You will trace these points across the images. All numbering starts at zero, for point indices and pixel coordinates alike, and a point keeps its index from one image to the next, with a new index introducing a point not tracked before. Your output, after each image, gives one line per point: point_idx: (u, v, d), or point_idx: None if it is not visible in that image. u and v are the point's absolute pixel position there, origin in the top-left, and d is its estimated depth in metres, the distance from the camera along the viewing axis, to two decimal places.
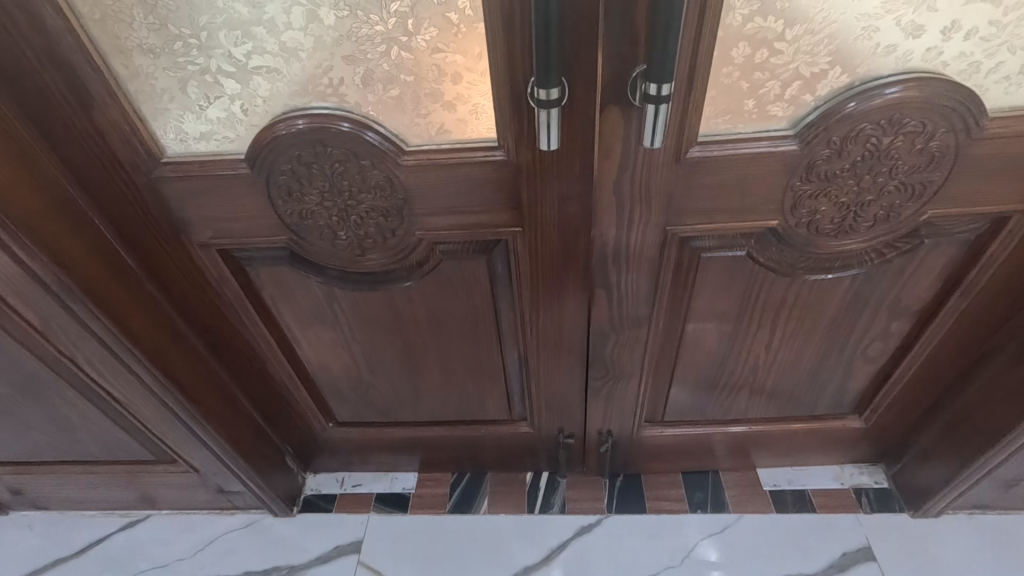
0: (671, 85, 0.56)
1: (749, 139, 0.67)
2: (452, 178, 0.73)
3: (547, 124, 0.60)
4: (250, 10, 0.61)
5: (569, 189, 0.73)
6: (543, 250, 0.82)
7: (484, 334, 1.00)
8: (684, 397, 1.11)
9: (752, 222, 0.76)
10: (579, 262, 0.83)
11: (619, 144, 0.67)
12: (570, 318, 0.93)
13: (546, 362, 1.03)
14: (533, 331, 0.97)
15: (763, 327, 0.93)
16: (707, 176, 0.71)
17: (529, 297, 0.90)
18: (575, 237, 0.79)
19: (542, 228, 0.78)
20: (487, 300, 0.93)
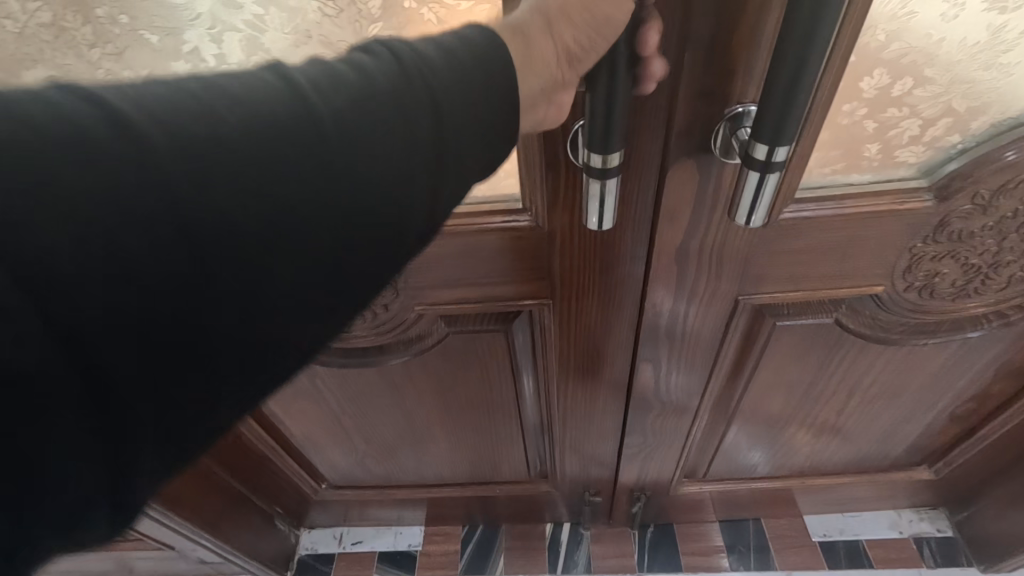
0: (788, 147, 0.38)
1: (863, 193, 0.50)
2: (460, 249, 0.56)
3: (601, 196, 0.44)
4: (164, 40, 0.41)
5: (615, 257, 0.56)
6: (575, 322, 0.65)
7: (500, 402, 0.84)
8: (730, 456, 0.96)
9: (849, 288, 0.59)
10: (619, 333, 0.67)
11: (690, 203, 0.50)
12: (606, 387, 0.77)
13: (574, 427, 0.88)
14: (559, 400, 0.81)
15: (838, 392, 0.77)
16: (800, 240, 0.53)
17: (557, 367, 0.74)
18: (618, 308, 0.63)
19: (577, 299, 0.62)
20: (505, 370, 0.76)
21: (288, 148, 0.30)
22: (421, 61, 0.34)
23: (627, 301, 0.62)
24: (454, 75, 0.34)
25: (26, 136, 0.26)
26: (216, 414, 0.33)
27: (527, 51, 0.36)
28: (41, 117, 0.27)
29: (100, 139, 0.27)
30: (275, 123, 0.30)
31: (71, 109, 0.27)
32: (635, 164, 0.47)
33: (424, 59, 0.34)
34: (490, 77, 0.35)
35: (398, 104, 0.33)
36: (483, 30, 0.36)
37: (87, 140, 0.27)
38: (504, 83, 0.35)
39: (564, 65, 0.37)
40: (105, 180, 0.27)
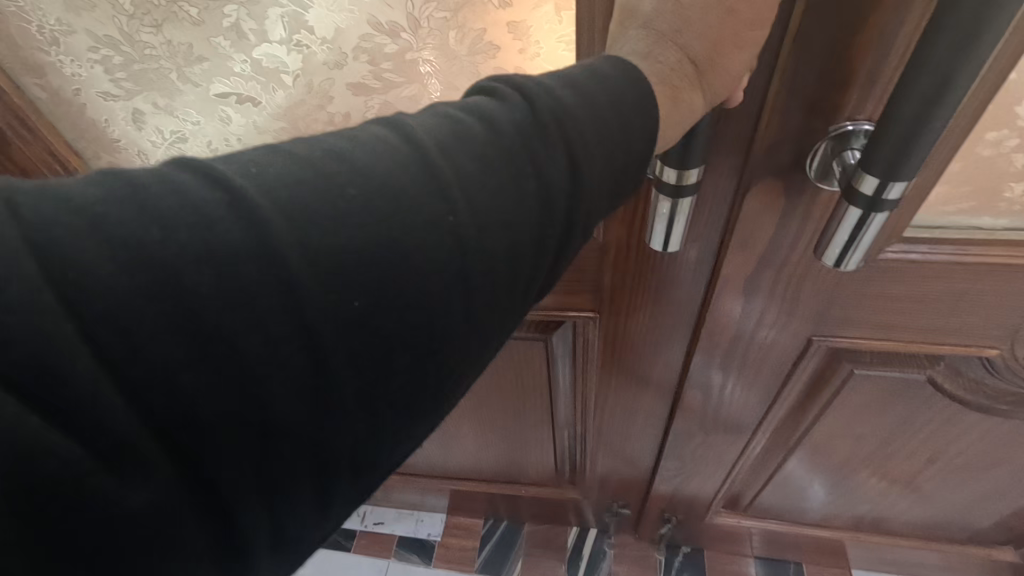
0: (905, 185, 0.30)
1: (987, 239, 0.41)
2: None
3: (671, 216, 0.41)
4: (204, 14, 0.47)
5: (672, 275, 0.50)
6: (622, 338, 0.60)
7: (534, 407, 0.80)
8: (775, 495, 0.89)
9: (952, 346, 0.49)
10: (672, 353, 0.61)
11: (769, 231, 0.43)
12: (647, 409, 0.72)
13: (608, 442, 0.84)
14: (598, 409, 0.76)
15: (915, 454, 0.68)
16: (899, 286, 0.45)
17: (597, 380, 0.69)
18: (672, 328, 0.57)
19: (627, 315, 0.57)
20: (541, 378, 0.73)
21: (419, 222, 0.28)
22: (555, 112, 0.30)
23: (683, 321, 0.56)
24: (591, 124, 0.31)
25: (135, 225, 0.23)
26: (329, 503, 0.31)
27: (666, 91, 0.33)
28: (148, 197, 0.24)
29: (217, 223, 0.24)
30: (405, 191, 0.28)
31: (178, 186, 0.25)
32: (706, 180, 0.41)
33: (561, 108, 0.31)
34: (628, 127, 0.32)
35: (529, 163, 0.30)
36: (616, 71, 0.33)
37: (203, 226, 0.24)
38: (637, 137, 0.32)
39: (694, 80, 0.33)
40: (228, 271, 0.24)
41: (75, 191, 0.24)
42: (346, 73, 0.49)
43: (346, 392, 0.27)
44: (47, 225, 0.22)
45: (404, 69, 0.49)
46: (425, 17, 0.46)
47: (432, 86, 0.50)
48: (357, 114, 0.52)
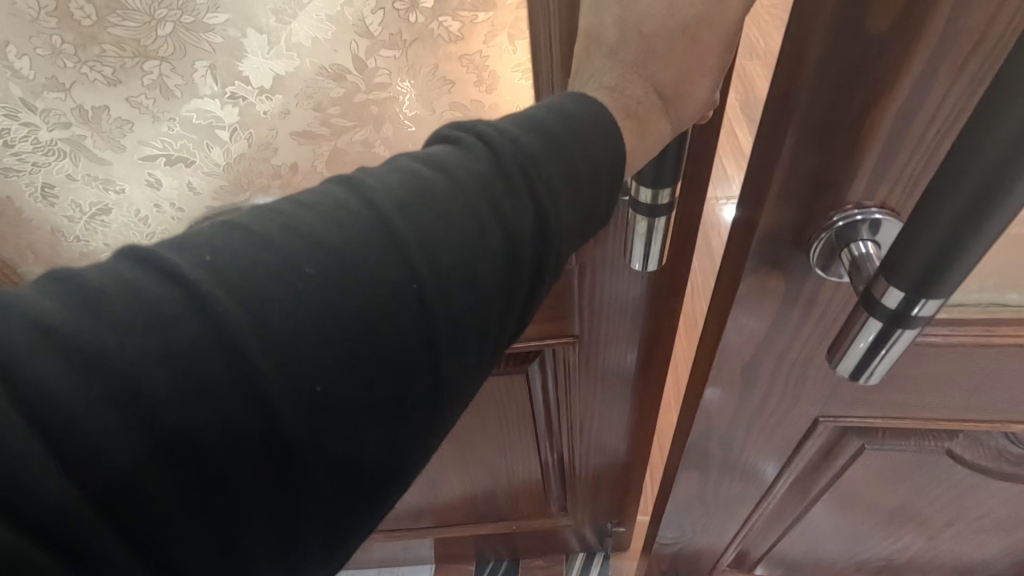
0: (939, 302, 0.25)
1: (1010, 317, 0.36)
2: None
3: (650, 234, 0.43)
4: (118, 73, 0.46)
5: (640, 279, 0.55)
6: (600, 348, 0.63)
7: (521, 439, 0.80)
8: (782, 554, 0.83)
9: (973, 423, 0.44)
10: (647, 349, 0.65)
11: (763, 325, 0.38)
12: (626, 417, 0.76)
13: (595, 463, 0.86)
14: (584, 423, 0.76)
15: (930, 515, 0.63)
16: (915, 368, 0.40)
17: (576, 402, 0.72)
18: (641, 334, 0.62)
19: (601, 324, 0.60)
20: (523, 410, 0.75)
21: (384, 292, 0.27)
22: (523, 158, 0.30)
23: (655, 327, 0.61)
24: (560, 165, 0.31)
25: (78, 318, 0.22)
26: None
27: (632, 124, 0.35)
28: (108, 296, 0.23)
29: (176, 314, 0.23)
30: (366, 258, 0.27)
31: (124, 277, 0.24)
32: None
33: (521, 159, 0.30)
34: (598, 163, 0.32)
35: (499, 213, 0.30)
36: (582, 107, 0.33)
37: (152, 318, 0.23)
38: (599, 179, 0.33)
39: (660, 108, 0.35)
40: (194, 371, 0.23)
41: (29, 293, 0.22)
42: (291, 120, 0.49)
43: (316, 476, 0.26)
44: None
45: (354, 112, 0.49)
46: (371, 56, 0.46)
47: (384, 128, 0.50)
48: (303, 163, 0.52)
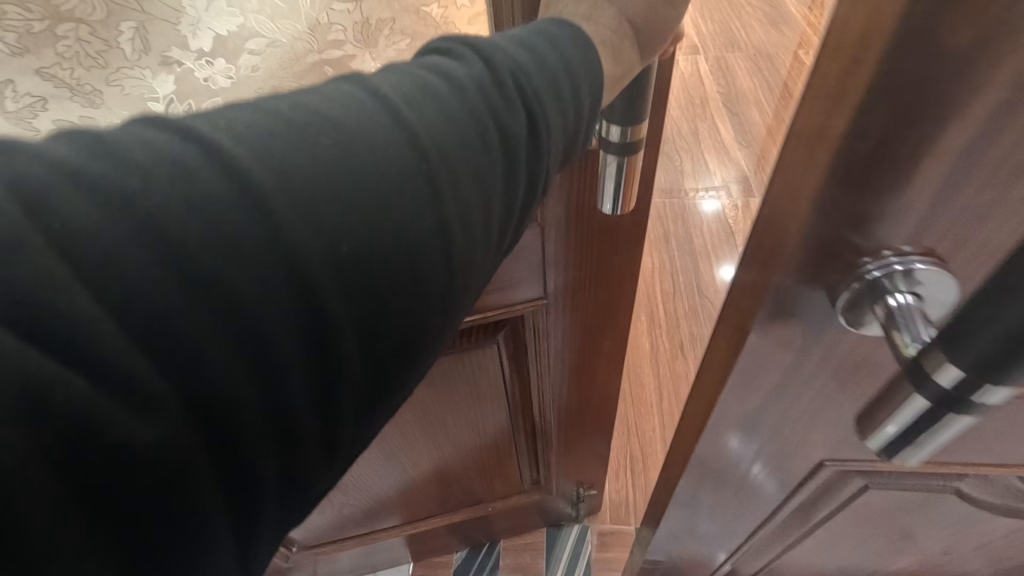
0: (1008, 390, 0.22)
1: None
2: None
3: (615, 174, 0.46)
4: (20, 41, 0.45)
5: (599, 225, 0.57)
6: (569, 301, 0.66)
7: (494, 410, 0.81)
8: None
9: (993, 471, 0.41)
10: (612, 296, 0.67)
11: (772, 372, 0.33)
12: (594, 380, 0.82)
13: (567, 430, 0.91)
14: (556, 380, 0.78)
15: (926, 544, 0.61)
16: None
17: (549, 369, 0.76)
18: (606, 292, 0.67)
19: (568, 279, 0.63)
20: (496, 385, 0.76)
21: (396, 169, 0.28)
22: (515, 64, 0.33)
23: (617, 273, 0.64)
24: (546, 72, 0.34)
25: (109, 168, 0.23)
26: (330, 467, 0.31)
27: (606, 50, 0.37)
28: (142, 157, 0.24)
29: (206, 174, 0.25)
30: (376, 140, 0.28)
31: (147, 137, 0.25)
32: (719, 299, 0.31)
33: (512, 66, 0.33)
34: (576, 72, 0.35)
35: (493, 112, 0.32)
36: (564, 29, 0.36)
37: (181, 173, 0.24)
38: (581, 91, 0.35)
39: (631, 36, 0.38)
40: (228, 232, 0.24)
41: (63, 150, 0.23)
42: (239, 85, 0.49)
43: (347, 345, 0.28)
44: (53, 187, 0.22)
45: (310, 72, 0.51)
46: (325, 14, 0.51)
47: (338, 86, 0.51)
48: None
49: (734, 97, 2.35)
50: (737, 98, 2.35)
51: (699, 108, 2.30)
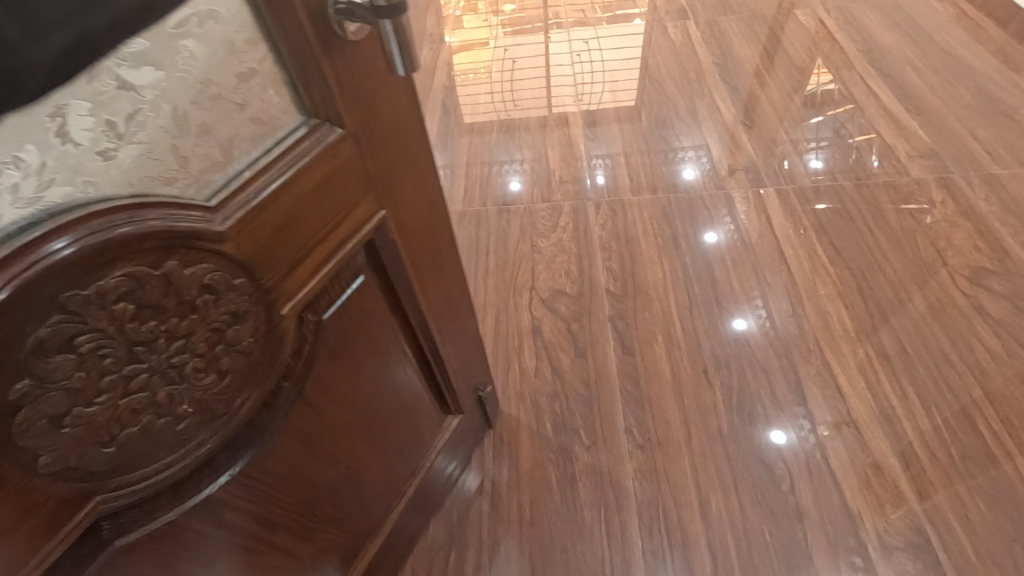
0: None
1: None
2: (285, 213, 0.54)
3: (393, 33, 0.51)
4: None
5: (390, 107, 0.62)
6: (399, 198, 0.70)
7: (389, 349, 0.82)
8: None
9: None
10: (424, 175, 0.74)
11: None
12: (450, 279, 0.90)
13: (452, 343, 0.97)
14: (425, 286, 0.83)
15: None
16: None
17: (418, 284, 0.81)
18: (424, 174, 0.74)
19: (389, 179, 0.66)
20: (385, 320, 0.78)
21: None
22: None
23: (417, 151, 0.71)
24: None
25: None
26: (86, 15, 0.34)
27: None
28: None
29: None
30: None
31: None
32: None
33: None
34: None
35: None
36: None
37: None
38: None
39: None
40: None
41: None
42: None
43: None
44: None
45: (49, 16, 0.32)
46: None
47: None
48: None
49: (730, 69, 2.14)
50: (732, 69, 2.14)
51: (694, 84, 2.10)
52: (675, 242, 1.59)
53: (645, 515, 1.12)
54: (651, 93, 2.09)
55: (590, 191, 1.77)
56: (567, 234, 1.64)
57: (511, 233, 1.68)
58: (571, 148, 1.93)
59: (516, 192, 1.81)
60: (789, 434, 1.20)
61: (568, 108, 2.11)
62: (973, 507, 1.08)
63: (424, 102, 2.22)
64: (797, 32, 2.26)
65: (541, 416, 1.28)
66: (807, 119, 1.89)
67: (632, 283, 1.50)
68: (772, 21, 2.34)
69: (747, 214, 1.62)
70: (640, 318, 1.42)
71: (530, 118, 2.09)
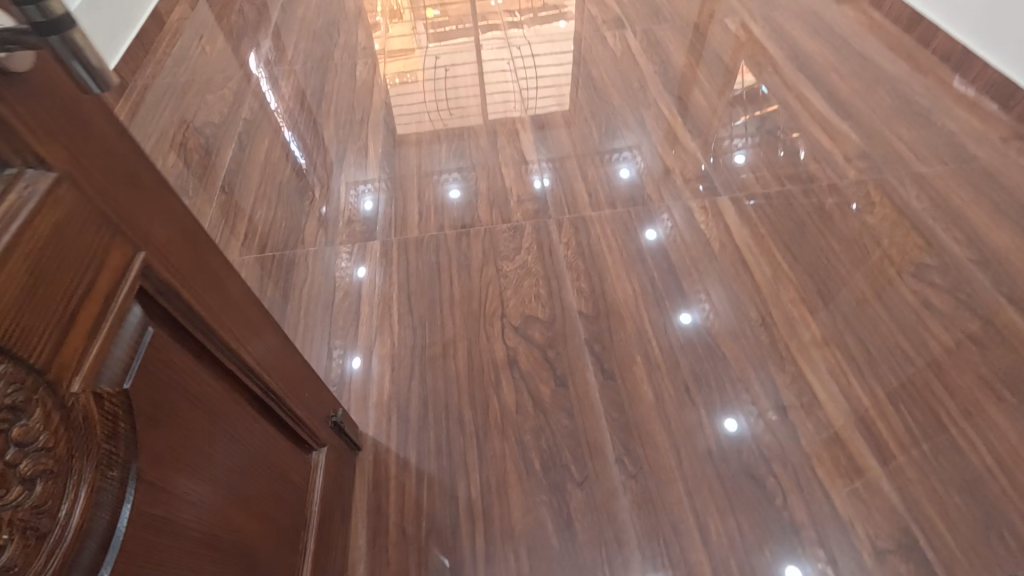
0: None
1: None
2: (26, 277, 0.45)
3: (77, 49, 0.41)
4: None
5: (96, 141, 0.52)
6: (151, 237, 0.60)
7: (217, 397, 0.72)
8: None
9: None
10: (172, 207, 0.63)
11: None
12: (249, 309, 0.80)
13: (279, 369, 0.89)
14: (222, 322, 0.73)
15: None
16: None
17: (214, 322, 0.71)
18: (170, 206, 0.63)
19: (132, 216, 0.57)
20: (195, 370, 0.68)
21: None
22: None
23: (153, 185, 0.60)
24: None
25: None
26: None
27: None
28: None
29: None
30: None
31: None
32: None
33: None
34: None
35: None
36: None
37: None
38: None
39: None
40: None
41: None
42: None
43: None
44: None
45: None
46: None
47: None
48: None
49: (672, 78, 2.17)
50: (675, 78, 2.17)
51: (639, 94, 2.11)
52: (640, 256, 1.58)
53: (647, 548, 1.09)
54: (597, 104, 2.09)
55: (550, 207, 1.73)
56: (532, 255, 1.59)
57: (474, 257, 1.60)
58: (525, 164, 1.88)
59: (472, 212, 1.73)
60: (739, 421, 1.24)
61: (514, 114, 2.10)
62: (950, 501, 1.13)
63: (366, 121, 2.10)
64: (723, 37, 2.35)
65: (527, 454, 1.22)
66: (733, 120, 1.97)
67: (603, 301, 1.47)
68: (698, 25, 2.43)
69: (707, 224, 1.64)
70: (616, 339, 1.39)
71: (479, 124, 2.08)
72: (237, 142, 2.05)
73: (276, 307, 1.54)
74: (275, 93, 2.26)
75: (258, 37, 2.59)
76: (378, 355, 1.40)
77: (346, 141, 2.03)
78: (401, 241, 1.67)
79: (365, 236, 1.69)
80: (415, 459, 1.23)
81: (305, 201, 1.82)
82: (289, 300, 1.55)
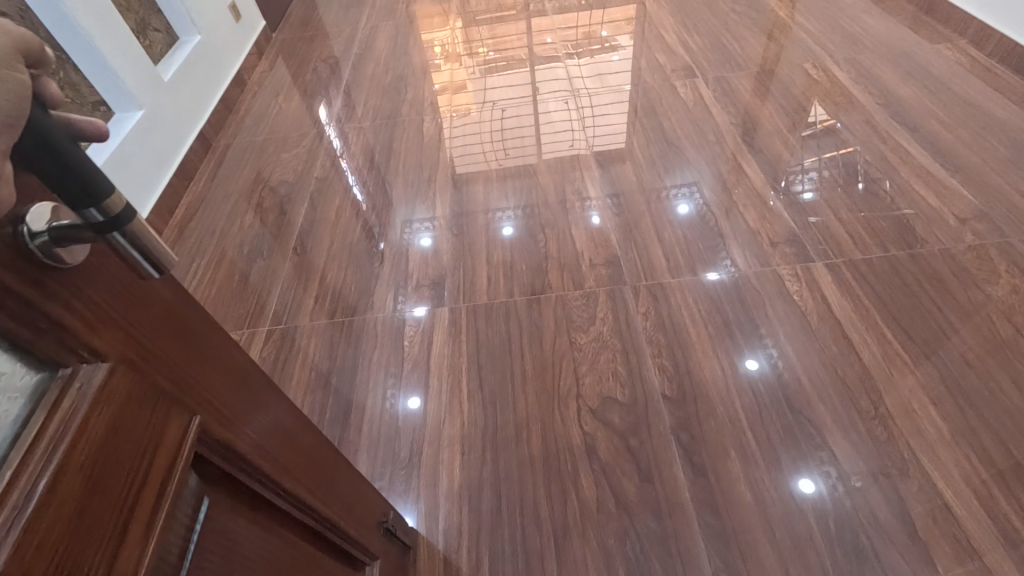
0: None
1: None
2: (80, 493, 0.37)
3: (140, 239, 0.38)
4: None
5: (156, 310, 0.46)
6: (208, 394, 0.52)
7: (275, 550, 0.64)
8: None
9: None
10: (228, 350, 0.56)
11: None
12: (303, 435, 0.72)
13: (334, 488, 0.80)
14: (280, 465, 0.65)
15: None
16: None
17: (272, 470, 0.63)
18: (225, 353, 0.56)
19: (187, 377, 0.50)
20: (252, 532, 0.59)
21: None
22: None
23: (209, 336, 0.53)
24: None
25: None
26: None
27: None
28: None
29: None
30: None
31: None
32: None
33: None
34: None
35: None
36: None
37: None
38: None
39: None
40: None
41: None
42: None
43: None
44: None
45: None
46: None
47: None
48: None
49: (751, 130, 2.06)
50: (753, 129, 2.06)
51: (714, 146, 2.01)
52: (728, 330, 1.45)
53: None
54: (669, 157, 2.00)
55: (625, 272, 1.63)
56: (608, 326, 1.50)
57: (546, 327, 1.53)
58: (596, 224, 1.81)
59: (543, 277, 1.67)
60: (816, 482, 1.17)
61: (579, 150, 2.12)
62: None
63: (433, 179, 2.10)
64: (793, 76, 2.28)
65: (612, 562, 1.12)
66: (802, 160, 1.90)
67: (689, 383, 1.35)
68: (765, 64, 2.37)
69: (800, 295, 1.50)
70: (707, 428, 1.27)
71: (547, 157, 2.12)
72: (309, 202, 2.09)
73: (344, 378, 1.51)
74: (346, 151, 2.32)
75: (329, 95, 2.69)
76: (447, 436, 1.34)
77: (414, 200, 2.03)
78: (470, 306, 1.62)
79: (434, 303, 1.65)
80: (489, 560, 1.15)
81: (374, 263, 1.81)
82: (357, 371, 1.52)
